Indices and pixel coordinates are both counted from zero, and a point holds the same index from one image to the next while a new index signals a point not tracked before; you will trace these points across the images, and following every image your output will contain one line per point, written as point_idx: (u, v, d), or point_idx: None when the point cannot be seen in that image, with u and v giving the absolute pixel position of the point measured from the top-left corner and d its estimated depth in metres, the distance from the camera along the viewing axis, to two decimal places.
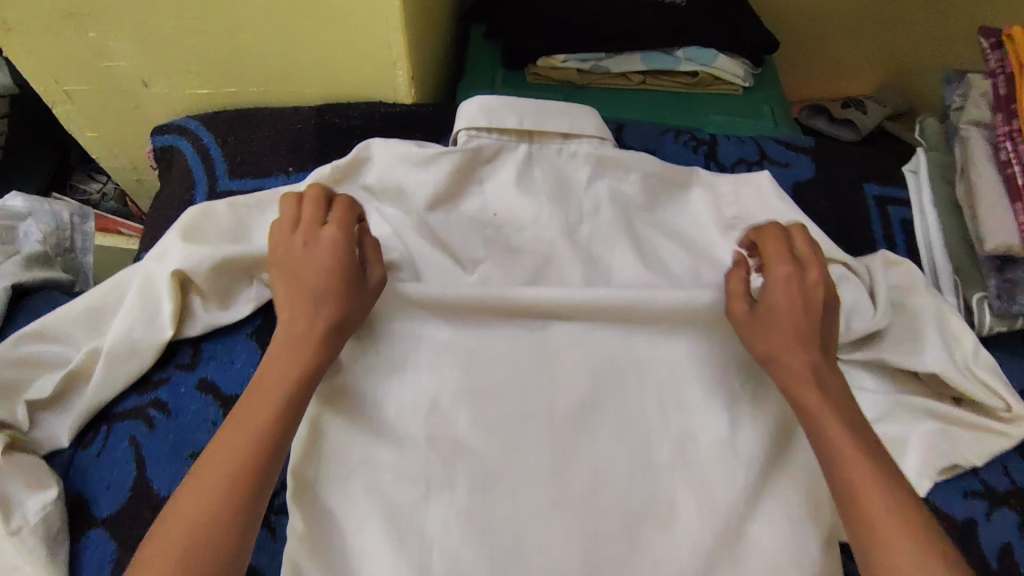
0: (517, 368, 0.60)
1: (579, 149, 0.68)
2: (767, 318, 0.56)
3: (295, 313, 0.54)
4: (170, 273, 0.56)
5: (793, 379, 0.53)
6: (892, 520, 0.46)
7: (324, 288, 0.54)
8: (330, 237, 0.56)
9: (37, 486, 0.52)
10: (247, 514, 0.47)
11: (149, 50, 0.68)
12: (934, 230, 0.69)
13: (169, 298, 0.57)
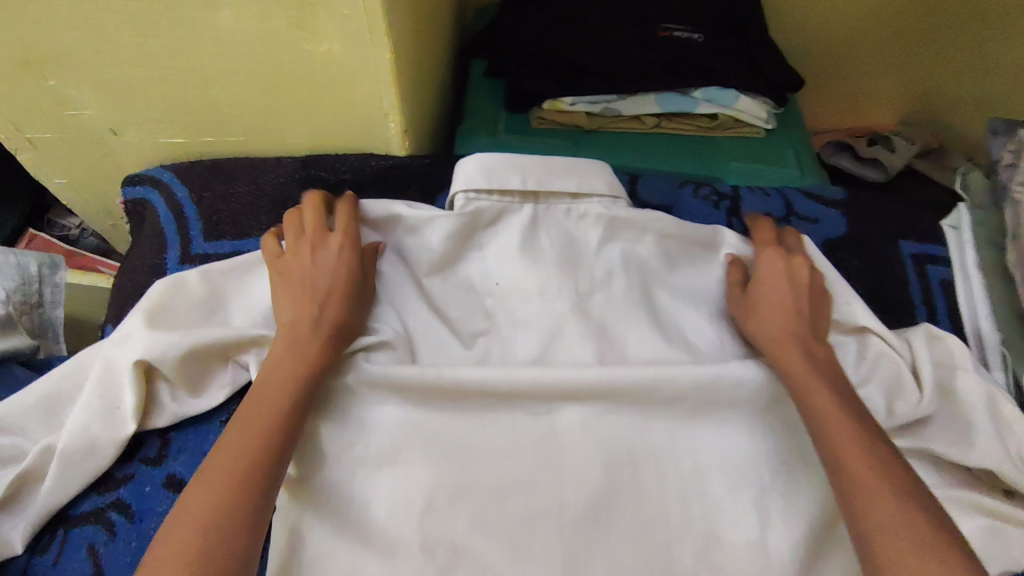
0: (522, 458, 0.55)
1: (589, 210, 0.63)
2: (755, 293, 0.58)
3: (300, 309, 0.53)
4: (133, 362, 0.52)
5: (777, 345, 0.54)
6: (883, 493, 0.44)
7: (335, 285, 0.54)
8: (337, 240, 0.56)
9: None
10: (262, 506, 0.45)
11: (118, 100, 0.62)
12: (979, 297, 0.63)
13: (132, 388, 0.53)
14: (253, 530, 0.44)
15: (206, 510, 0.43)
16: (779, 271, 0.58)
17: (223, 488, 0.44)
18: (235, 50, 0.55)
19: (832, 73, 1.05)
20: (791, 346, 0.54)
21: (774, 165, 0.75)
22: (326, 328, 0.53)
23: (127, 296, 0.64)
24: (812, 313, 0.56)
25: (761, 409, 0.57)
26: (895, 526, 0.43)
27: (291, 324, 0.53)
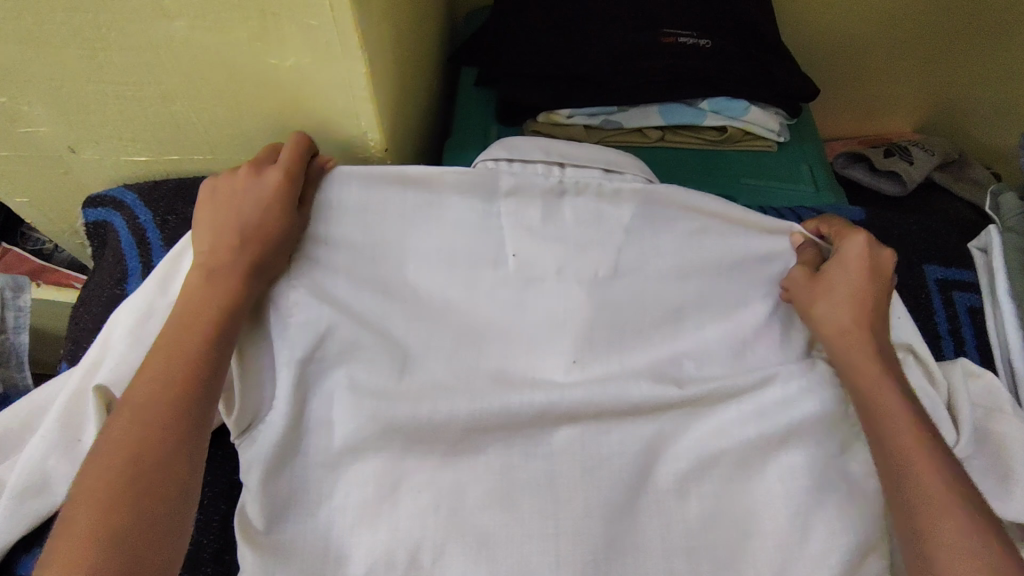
0: (515, 513, 0.48)
1: (623, 185, 0.54)
2: (836, 276, 0.52)
3: (220, 251, 0.48)
4: (93, 390, 0.46)
5: (847, 338, 0.51)
6: (947, 503, 0.44)
7: (256, 223, 0.48)
8: (273, 175, 0.49)
9: None
10: (176, 471, 0.42)
11: (71, 115, 0.56)
12: (1010, 325, 0.57)
13: (94, 421, 0.46)
14: (163, 497, 0.41)
15: (115, 467, 0.41)
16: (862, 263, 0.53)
17: (136, 444, 0.42)
18: (193, 61, 0.49)
19: (846, 78, 1.00)
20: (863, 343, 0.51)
21: (788, 181, 0.70)
22: (243, 273, 0.48)
23: (86, 330, 0.59)
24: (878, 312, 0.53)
25: (783, 460, 0.51)
26: (960, 546, 0.42)
27: (212, 264, 0.48)
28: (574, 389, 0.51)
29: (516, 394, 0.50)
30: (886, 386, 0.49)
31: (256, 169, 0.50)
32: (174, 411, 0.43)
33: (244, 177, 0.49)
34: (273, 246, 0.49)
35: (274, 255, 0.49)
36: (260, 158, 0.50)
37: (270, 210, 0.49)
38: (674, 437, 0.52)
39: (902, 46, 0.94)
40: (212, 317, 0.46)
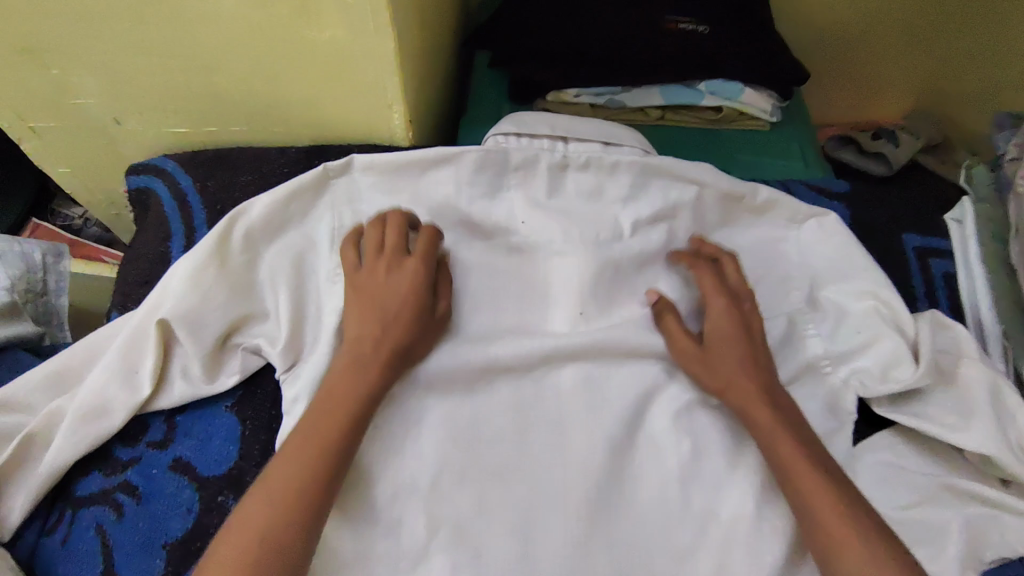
0: (527, 446, 0.55)
1: (620, 158, 0.62)
2: (719, 348, 0.57)
3: (362, 332, 0.53)
4: (155, 322, 0.53)
5: (742, 396, 0.55)
6: (851, 536, 0.47)
7: (397, 313, 0.53)
8: (411, 267, 0.55)
9: None
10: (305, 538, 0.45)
11: (120, 87, 0.62)
12: (980, 287, 0.62)
13: (153, 355, 0.52)
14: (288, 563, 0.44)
15: (261, 525, 0.44)
16: (723, 325, 0.57)
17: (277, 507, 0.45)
18: (236, 35, 0.55)
19: (836, 68, 1.05)
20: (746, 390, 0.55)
21: (780, 157, 0.75)
22: (387, 357, 0.52)
23: (133, 282, 0.63)
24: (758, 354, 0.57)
25: None
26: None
27: (356, 343, 0.53)
28: (577, 336, 0.58)
29: (529, 342, 0.58)
30: (777, 434, 0.52)
31: (396, 263, 0.55)
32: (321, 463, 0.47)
33: (382, 266, 0.55)
34: (411, 331, 0.54)
35: (413, 341, 0.54)
36: (394, 247, 0.56)
37: (410, 303, 0.54)
38: (665, 381, 0.58)
39: (886, 37, 1.00)
40: (358, 392, 0.50)
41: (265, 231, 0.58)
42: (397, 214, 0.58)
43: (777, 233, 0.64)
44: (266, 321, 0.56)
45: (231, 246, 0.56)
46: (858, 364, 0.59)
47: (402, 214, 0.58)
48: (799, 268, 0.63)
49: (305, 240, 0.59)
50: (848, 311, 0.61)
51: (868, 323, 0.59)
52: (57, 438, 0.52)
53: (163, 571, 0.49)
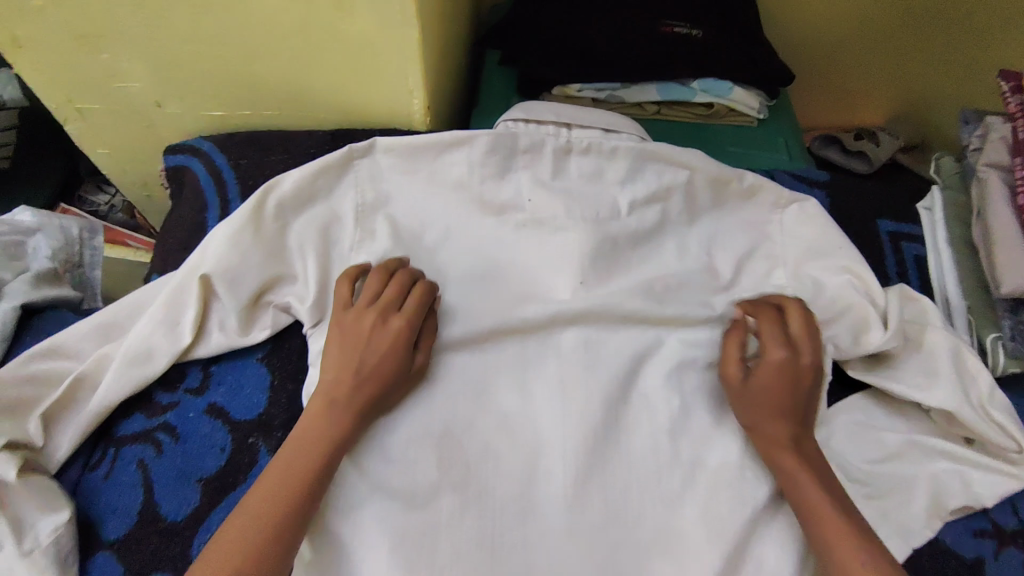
0: (530, 400, 0.61)
1: (619, 143, 0.68)
2: (761, 391, 0.59)
3: (341, 378, 0.56)
4: (198, 278, 0.58)
5: (774, 445, 0.57)
6: None
7: (374, 367, 0.57)
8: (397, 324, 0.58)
9: (49, 508, 0.51)
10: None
11: (164, 72, 0.68)
12: (947, 266, 0.68)
13: (194, 307, 0.58)
14: None
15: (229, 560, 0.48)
16: (772, 373, 0.59)
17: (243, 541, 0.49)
18: (275, 26, 0.61)
19: (822, 73, 1.12)
20: (779, 442, 0.57)
21: (766, 150, 0.81)
22: (359, 407, 0.56)
23: (172, 249, 0.69)
24: (801, 409, 0.58)
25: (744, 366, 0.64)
26: None
27: (336, 389, 0.56)
28: (577, 302, 0.64)
29: (534, 307, 0.64)
30: (805, 484, 0.55)
31: (383, 318, 0.58)
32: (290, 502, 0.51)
33: (371, 317, 0.58)
34: (385, 384, 0.57)
35: (387, 392, 0.57)
36: (386, 302, 0.59)
37: (391, 358, 0.57)
38: (655, 347, 0.64)
39: (867, 45, 1.07)
40: (330, 439, 0.54)
41: (295, 202, 0.64)
42: (403, 270, 0.61)
43: (760, 216, 0.71)
44: (295, 284, 0.63)
45: (264, 213, 0.62)
46: (833, 331, 0.64)
47: (408, 271, 0.61)
48: (780, 248, 0.69)
49: (330, 212, 0.65)
50: (824, 286, 0.67)
51: (840, 296, 0.65)
52: (104, 381, 0.57)
53: (199, 500, 0.55)
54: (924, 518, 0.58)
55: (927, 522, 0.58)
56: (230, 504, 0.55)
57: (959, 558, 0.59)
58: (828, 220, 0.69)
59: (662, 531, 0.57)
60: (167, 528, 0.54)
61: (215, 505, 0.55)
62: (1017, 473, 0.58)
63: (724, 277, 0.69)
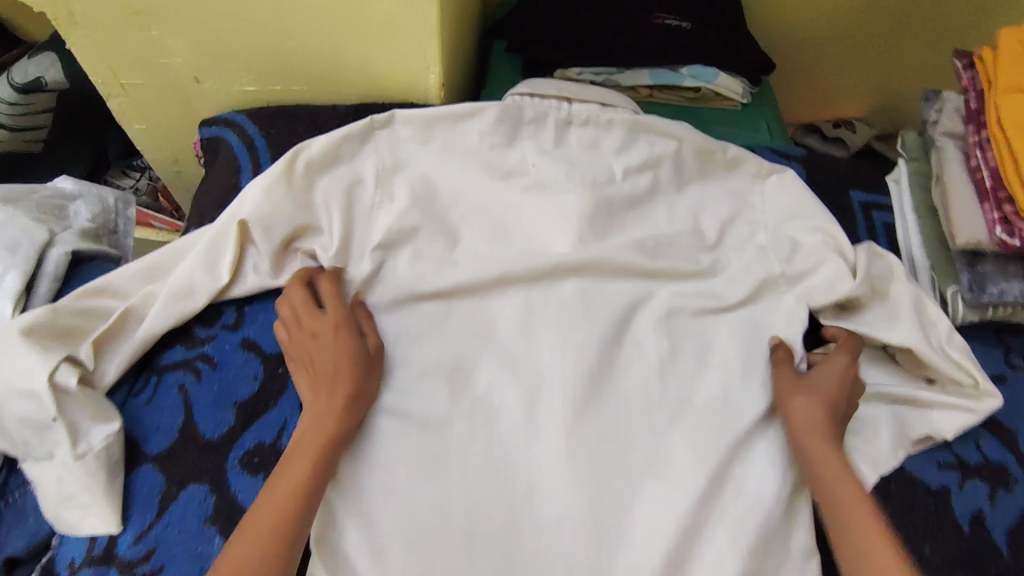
0: (534, 342, 0.67)
1: (614, 116, 0.75)
2: (820, 384, 0.64)
3: (313, 393, 0.60)
4: (237, 222, 0.65)
5: (816, 433, 0.61)
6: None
7: (332, 366, 0.60)
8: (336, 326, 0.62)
9: (102, 419, 0.57)
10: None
11: (205, 49, 0.75)
12: (912, 230, 0.75)
13: (233, 249, 0.65)
14: None
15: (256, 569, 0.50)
16: (823, 376, 0.64)
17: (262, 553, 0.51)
18: (309, 5, 0.68)
19: (804, 72, 1.20)
20: (825, 433, 0.61)
21: (749, 130, 0.89)
22: (340, 404, 0.59)
23: (207, 206, 0.76)
24: (845, 417, 0.63)
25: (728, 317, 0.71)
26: None
27: (312, 403, 0.60)
28: (577, 254, 0.70)
29: (538, 259, 0.70)
30: (840, 475, 0.58)
31: (315, 325, 0.63)
32: (289, 502, 0.53)
33: (304, 331, 0.63)
34: (356, 375, 0.60)
35: (362, 381, 0.60)
36: (310, 311, 0.63)
37: (346, 353, 0.61)
38: (647, 297, 0.71)
39: (845, 46, 1.14)
40: (319, 440, 0.57)
41: (322, 163, 0.70)
42: (294, 283, 0.66)
43: (741, 185, 0.78)
44: (321, 235, 0.69)
45: (296, 169, 0.68)
46: (809, 283, 0.71)
47: (298, 283, 0.65)
48: (759, 213, 0.77)
49: (353, 174, 0.71)
50: (799, 244, 0.74)
51: (816, 251, 0.72)
52: (150, 314, 0.63)
53: (233, 421, 0.61)
54: (892, 448, 0.64)
55: (894, 452, 0.64)
56: (262, 425, 0.61)
57: (926, 487, 0.65)
58: (803, 187, 0.76)
59: (653, 457, 0.63)
60: (204, 444, 0.59)
61: (247, 427, 0.61)
62: (974, 406, 0.65)
63: (712, 237, 0.75)
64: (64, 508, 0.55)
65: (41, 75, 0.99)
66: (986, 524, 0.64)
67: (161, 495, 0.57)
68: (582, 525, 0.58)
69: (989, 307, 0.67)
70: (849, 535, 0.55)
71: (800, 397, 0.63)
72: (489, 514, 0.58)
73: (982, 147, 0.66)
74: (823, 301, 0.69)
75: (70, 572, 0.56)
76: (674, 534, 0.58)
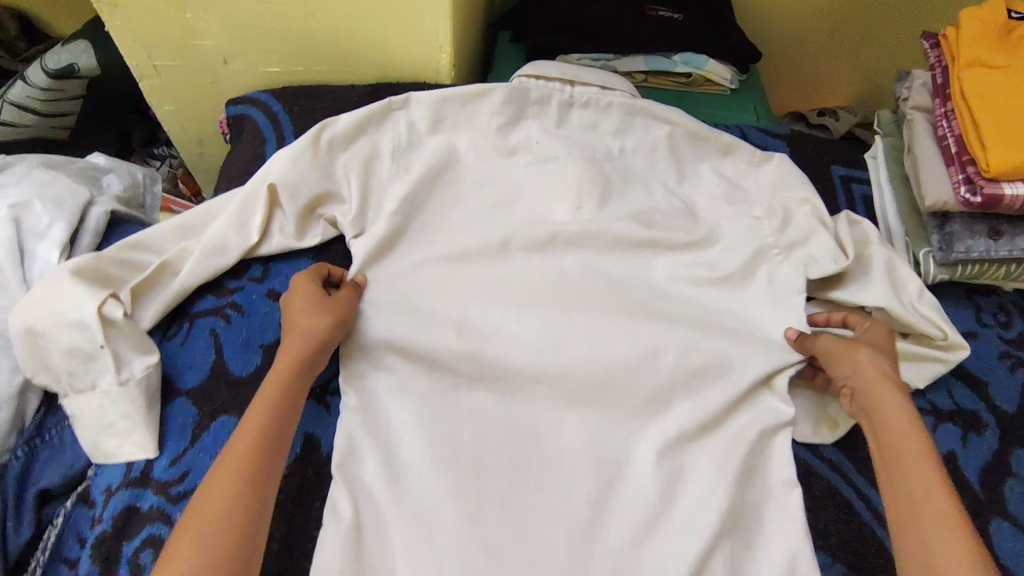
0: (537, 296, 0.72)
1: (613, 99, 0.81)
2: (871, 342, 0.66)
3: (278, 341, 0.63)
4: (266, 186, 0.71)
5: (877, 384, 0.61)
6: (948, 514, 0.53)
7: (291, 312, 0.64)
8: (303, 283, 0.66)
9: (142, 350, 0.62)
10: (240, 506, 0.51)
11: (236, 32, 0.81)
12: (888, 200, 0.81)
13: (263, 210, 0.70)
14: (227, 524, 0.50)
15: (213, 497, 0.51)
16: (875, 338, 0.66)
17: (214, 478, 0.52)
18: None
19: (792, 60, 1.28)
20: (888, 385, 0.61)
21: (737, 114, 0.96)
22: (294, 345, 0.62)
23: (235, 173, 0.83)
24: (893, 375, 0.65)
25: (724, 283, 0.74)
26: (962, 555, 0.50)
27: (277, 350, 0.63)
28: (577, 223, 0.75)
29: (539, 226, 0.75)
30: (900, 421, 0.59)
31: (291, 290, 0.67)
32: (251, 447, 0.54)
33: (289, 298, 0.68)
34: (310, 316, 0.63)
35: (314, 322, 0.63)
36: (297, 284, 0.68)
37: (305, 300, 0.65)
38: (643, 260, 0.76)
39: (829, 34, 1.22)
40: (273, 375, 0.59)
41: (345, 138, 0.75)
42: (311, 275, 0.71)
43: (733, 159, 0.83)
44: (342, 203, 0.75)
45: (323, 140, 0.74)
46: (805, 250, 0.75)
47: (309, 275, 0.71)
48: (747, 184, 0.82)
49: (372, 146, 0.76)
50: (791, 214, 0.78)
51: (807, 221, 0.77)
52: (186, 267, 0.68)
53: (260, 360, 0.66)
54: None
55: None
56: None
57: None
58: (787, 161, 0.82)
59: (654, 397, 0.66)
60: (234, 381, 0.65)
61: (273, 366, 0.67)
62: (946, 357, 0.70)
63: (701, 207, 0.81)
64: (104, 436, 0.60)
65: (74, 61, 1.03)
66: (958, 464, 0.68)
67: (194, 427, 0.62)
68: (582, 456, 0.64)
69: (958, 265, 0.72)
70: (905, 473, 0.56)
71: (857, 350, 0.64)
72: (497, 445, 0.64)
73: (948, 117, 0.72)
74: (820, 272, 0.73)
75: (107, 495, 0.60)
76: (667, 466, 0.63)
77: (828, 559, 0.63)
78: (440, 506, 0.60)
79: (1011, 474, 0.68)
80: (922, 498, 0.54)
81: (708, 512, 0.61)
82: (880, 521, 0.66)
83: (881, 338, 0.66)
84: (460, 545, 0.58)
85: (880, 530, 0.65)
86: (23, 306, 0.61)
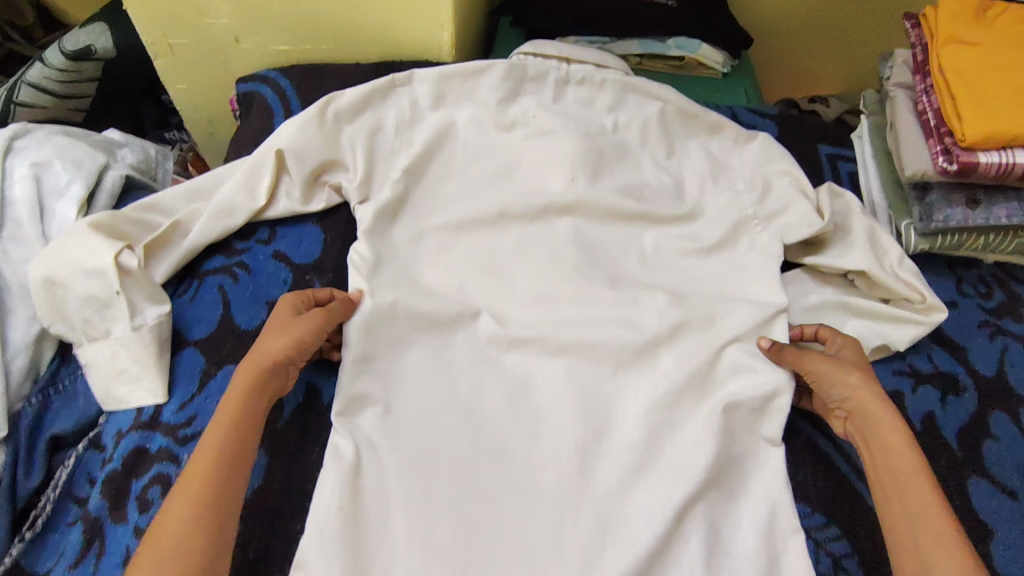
0: (531, 259, 0.75)
1: (607, 77, 0.84)
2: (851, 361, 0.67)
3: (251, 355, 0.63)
4: (274, 151, 0.74)
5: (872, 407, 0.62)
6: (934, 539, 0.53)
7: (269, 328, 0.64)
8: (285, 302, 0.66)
9: (155, 300, 0.65)
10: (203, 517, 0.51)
11: (248, 11, 0.85)
12: (873, 175, 0.84)
13: (270, 174, 0.74)
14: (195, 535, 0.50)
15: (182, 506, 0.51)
16: (859, 358, 0.67)
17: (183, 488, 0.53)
18: None
19: (784, 54, 1.31)
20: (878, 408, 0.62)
21: (728, 96, 0.99)
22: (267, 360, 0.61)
23: (245, 146, 0.87)
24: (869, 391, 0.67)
25: (710, 251, 0.77)
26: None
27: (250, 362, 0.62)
28: (571, 193, 0.78)
29: (535, 194, 0.77)
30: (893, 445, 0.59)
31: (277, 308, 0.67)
32: (215, 458, 0.54)
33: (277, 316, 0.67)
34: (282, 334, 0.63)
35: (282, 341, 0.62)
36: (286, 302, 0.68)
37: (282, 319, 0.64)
38: (634, 228, 0.78)
39: (820, 27, 1.26)
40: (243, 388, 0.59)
41: (351, 111, 0.78)
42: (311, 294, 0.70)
43: (722, 137, 0.86)
44: (347, 171, 0.78)
45: (329, 110, 0.77)
46: (782, 221, 0.78)
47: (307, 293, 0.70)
48: (735, 160, 0.85)
49: (376, 118, 0.80)
50: (772, 185, 0.81)
51: (786, 194, 0.79)
52: (195, 227, 0.72)
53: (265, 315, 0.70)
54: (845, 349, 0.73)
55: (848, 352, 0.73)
56: None
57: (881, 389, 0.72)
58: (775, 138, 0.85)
59: (642, 355, 0.69)
60: (241, 333, 0.68)
61: None
62: (925, 319, 0.72)
63: (692, 180, 0.84)
64: (116, 382, 0.63)
65: (91, 43, 1.08)
66: (936, 423, 0.71)
67: (202, 373, 0.65)
68: (572, 408, 0.66)
69: (938, 235, 0.75)
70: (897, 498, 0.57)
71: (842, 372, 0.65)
72: (490, 398, 0.67)
73: (928, 92, 0.76)
74: (797, 237, 0.76)
75: (116, 438, 0.63)
76: (655, 420, 0.65)
77: (807, 509, 0.66)
78: (434, 453, 0.62)
79: (989, 434, 0.70)
80: (917, 521, 0.55)
81: (693, 462, 0.63)
82: (859, 474, 0.68)
83: (856, 357, 0.68)
84: (453, 489, 0.61)
85: (858, 483, 0.68)
86: (42, 257, 0.65)
